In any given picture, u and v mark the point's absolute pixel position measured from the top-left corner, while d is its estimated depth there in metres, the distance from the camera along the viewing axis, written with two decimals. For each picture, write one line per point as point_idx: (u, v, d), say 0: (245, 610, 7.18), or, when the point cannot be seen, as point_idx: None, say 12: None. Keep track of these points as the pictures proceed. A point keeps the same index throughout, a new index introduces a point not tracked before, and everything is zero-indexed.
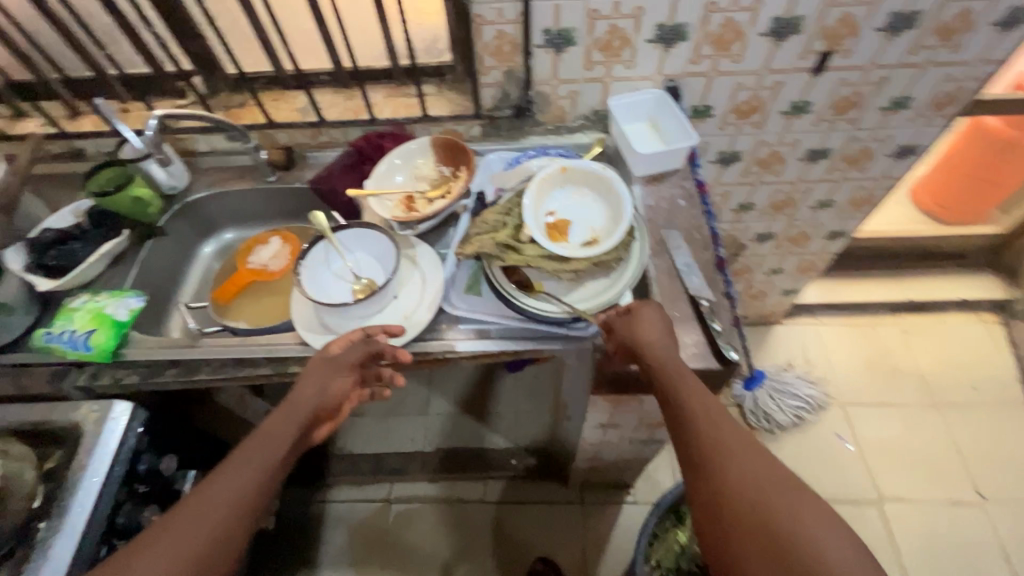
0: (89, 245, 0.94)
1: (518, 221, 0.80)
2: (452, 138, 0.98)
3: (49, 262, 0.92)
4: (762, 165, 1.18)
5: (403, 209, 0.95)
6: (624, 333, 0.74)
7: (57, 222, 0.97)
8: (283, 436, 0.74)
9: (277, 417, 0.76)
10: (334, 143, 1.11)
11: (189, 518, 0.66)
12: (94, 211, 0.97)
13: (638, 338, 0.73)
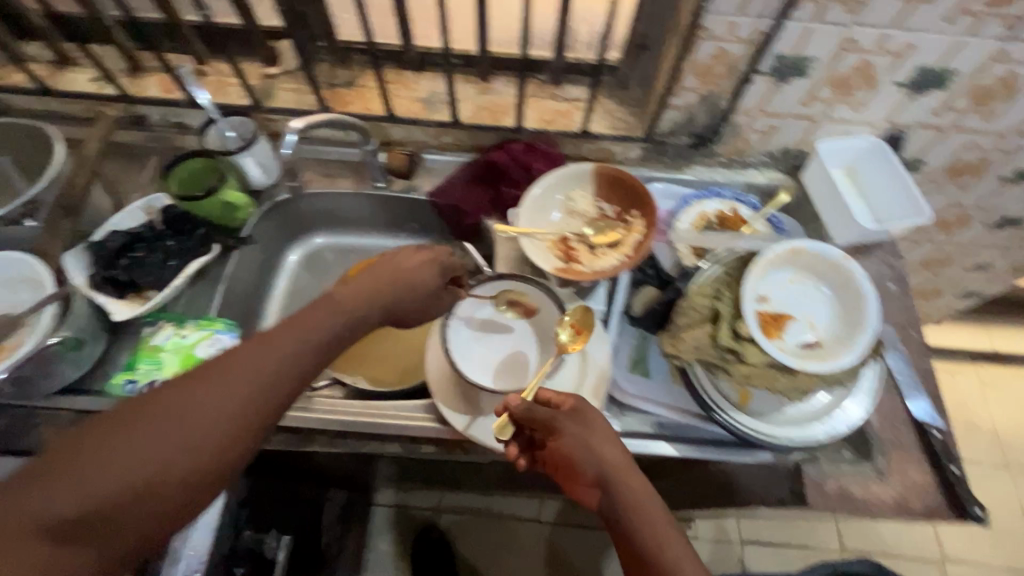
0: (171, 261, 0.75)
1: (735, 311, 0.64)
2: (621, 171, 0.79)
3: (120, 278, 0.72)
4: (941, 224, 1.02)
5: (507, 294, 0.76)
6: (569, 436, 0.60)
7: (125, 221, 0.77)
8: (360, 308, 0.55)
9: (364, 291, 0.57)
10: (457, 145, 0.90)
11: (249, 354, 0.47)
12: (174, 213, 0.77)
13: (587, 440, 0.59)
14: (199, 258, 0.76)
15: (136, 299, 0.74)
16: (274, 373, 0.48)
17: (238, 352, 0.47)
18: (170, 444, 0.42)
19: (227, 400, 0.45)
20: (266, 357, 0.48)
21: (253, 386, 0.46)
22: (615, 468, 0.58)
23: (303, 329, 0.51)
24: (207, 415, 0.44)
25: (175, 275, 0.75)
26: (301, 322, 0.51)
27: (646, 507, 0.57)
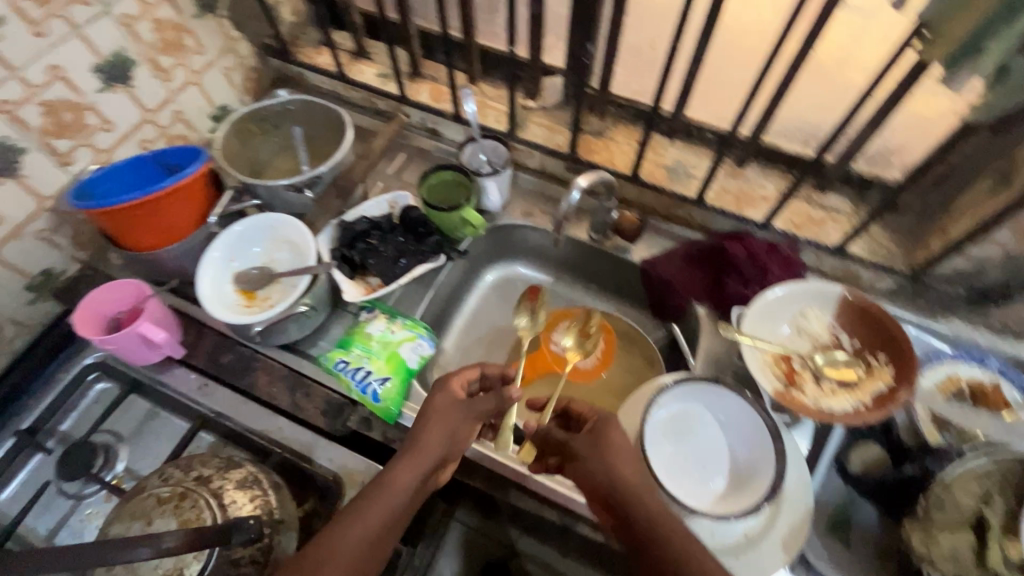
0: (400, 260, 0.79)
1: (1008, 530, 0.53)
2: (879, 308, 0.70)
3: (355, 260, 0.78)
4: None
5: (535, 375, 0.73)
6: (576, 446, 0.58)
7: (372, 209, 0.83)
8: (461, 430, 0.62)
9: (411, 454, 0.57)
10: (686, 220, 0.87)
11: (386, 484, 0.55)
12: (414, 214, 0.82)
13: (596, 456, 0.57)
14: (423, 262, 0.80)
15: (362, 282, 0.79)
16: (353, 570, 0.50)
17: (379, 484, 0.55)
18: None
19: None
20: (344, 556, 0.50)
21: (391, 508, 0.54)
22: (626, 487, 0.54)
23: (370, 519, 0.52)
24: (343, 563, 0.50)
25: (398, 271, 0.79)
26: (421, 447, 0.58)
27: (666, 530, 0.51)
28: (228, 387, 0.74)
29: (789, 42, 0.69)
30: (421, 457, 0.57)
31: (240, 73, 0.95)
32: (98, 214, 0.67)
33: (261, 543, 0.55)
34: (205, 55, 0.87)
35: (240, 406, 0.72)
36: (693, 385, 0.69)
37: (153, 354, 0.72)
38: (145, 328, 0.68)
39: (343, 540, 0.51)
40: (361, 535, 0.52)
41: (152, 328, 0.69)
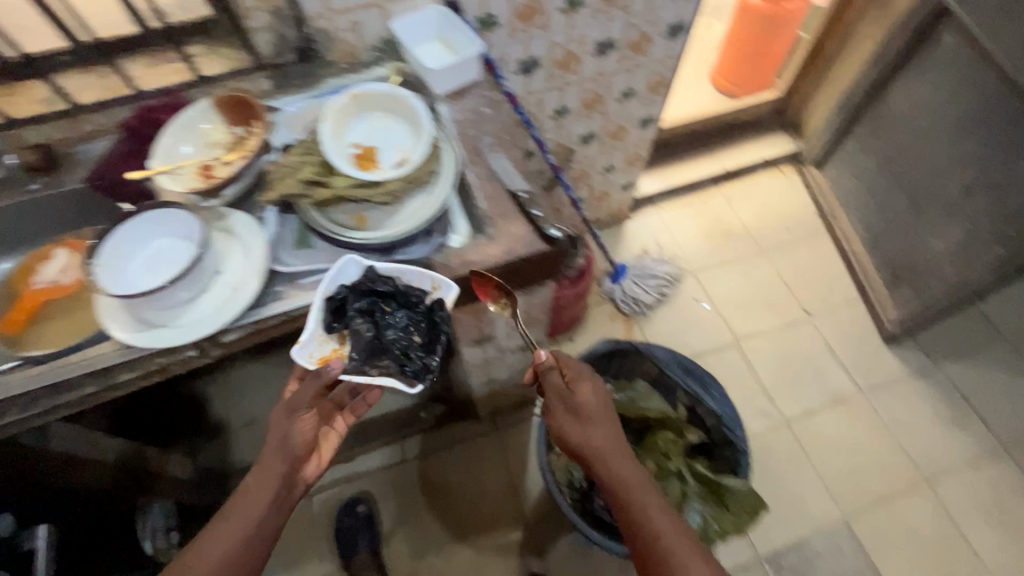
0: (371, 340, 0.80)
1: (323, 160, 0.78)
2: (237, 97, 0.90)
3: (340, 320, 0.80)
4: (560, 66, 1.25)
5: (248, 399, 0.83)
6: (559, 411, 0.85)
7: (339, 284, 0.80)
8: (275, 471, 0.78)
9: (258, 476, 0.77)
10: (97, 131, 0.96)
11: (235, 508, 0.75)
12: (443, 312, 0.81)
13: (595, 416, 0.82)
14: (399, 378, 0.79)
15: (334, 338, 0.81)
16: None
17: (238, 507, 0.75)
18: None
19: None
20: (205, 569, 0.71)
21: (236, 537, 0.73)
22: (595, 448, 0.80)
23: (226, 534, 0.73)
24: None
25: (372, 363, 0.79)
26: (255, 491, 0.76)
27: (628, 494, 0.75)
28: None
29: None
30: (267, 483, 0.77)
31: None
32: None
33: None
34: None
35: None
36: (127, 227, 0.80)
37: None
38: None
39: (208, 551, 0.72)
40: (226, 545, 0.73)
41: None
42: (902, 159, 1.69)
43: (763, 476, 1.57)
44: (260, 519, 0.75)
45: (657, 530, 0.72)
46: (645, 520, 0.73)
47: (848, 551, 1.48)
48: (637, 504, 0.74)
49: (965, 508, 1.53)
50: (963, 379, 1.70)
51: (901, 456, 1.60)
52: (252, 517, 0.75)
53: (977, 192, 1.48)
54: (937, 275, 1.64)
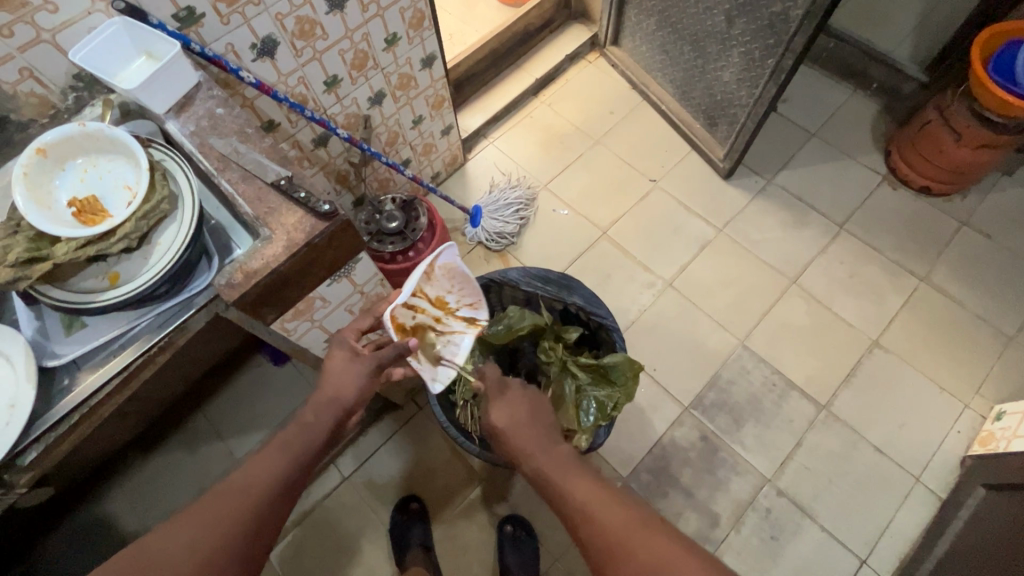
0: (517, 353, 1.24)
1: (36, 230, 0.70)
2: None
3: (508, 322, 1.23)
4: (302, 36, 1.17)
5: (466, 291, 1.04)
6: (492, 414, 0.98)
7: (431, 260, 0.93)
8: (321, 422, 0.87)
9: (307, 417, 0.87)
10: None
11: (280, 449, 0.83)
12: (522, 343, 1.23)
13: (507, 424, 0.93)
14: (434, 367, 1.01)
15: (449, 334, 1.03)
16: (251, 509, 0.76)
17: (285, 446, 0.83)
18: (235, 522, 0.74)
19: (216, 528, 0.73)
20: (247, 501, 0.76)
21: (280, 471, 0.80)
22: (510, 443, 0.92)
23: (268, 469, 0.80)
24: (248, 500, 0.76)
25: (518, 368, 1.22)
26: (306, 431, 0.85)
27: (548, 472, 0.86)
28: None
29: None
30: (312, 428, 0.86)
31: None
32: None
33: None
34: None
35: None
36: None
37: None
38: None
39: (246, 488, 0.77)
40: (262, 484, 0.78)
41: None
42: (675, 9, 1.78)
43: (665, 339, 1.70)
44: (310, 446, 0.84)
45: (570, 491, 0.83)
46: (562, 486, 0.84)
47: (751, 366, 1.65)
48: (555, 480, 0.85)
49: (828, 289, 1.74)
50: (793, 184, 1.89)
51: (767, 269, 1.78)
52: (307, 439, 0.85)
53: (737, 17, 1.59)
54: (736, 103, 1.77)
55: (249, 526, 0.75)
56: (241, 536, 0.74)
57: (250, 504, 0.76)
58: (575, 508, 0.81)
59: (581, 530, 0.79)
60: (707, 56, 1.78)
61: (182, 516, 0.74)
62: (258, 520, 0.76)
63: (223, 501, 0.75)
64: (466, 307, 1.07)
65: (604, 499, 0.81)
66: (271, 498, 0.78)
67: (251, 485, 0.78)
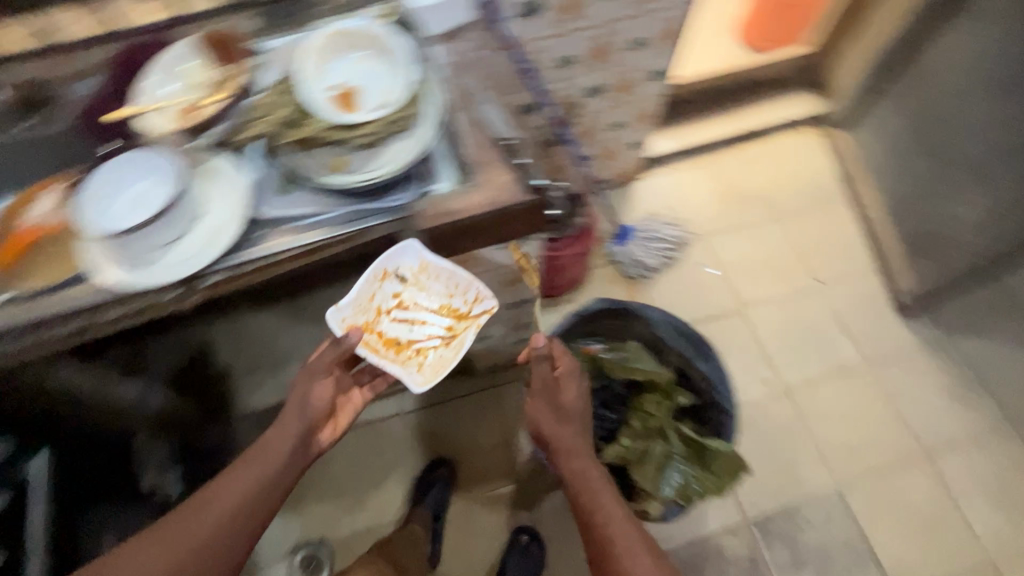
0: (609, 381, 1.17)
1: (304, 106, 0.78)
2: (224, 34, 0.88)
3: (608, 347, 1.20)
4: (565, 10, 1.18)
5: (462, 290, 0.93)
6: (540, 399, 0.97)
7: (399, 267, 0.86)
8: (291, 432, 0.91)
9: (276, 428, 0.91)
10: (81, 71, 0.93)
11: (258, 454, 0.89)
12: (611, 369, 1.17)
13: (552, 411, 0.95)
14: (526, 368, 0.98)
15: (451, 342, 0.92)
16: (237, 504, 0.84)
17: (266, 453, 0.89)
18: (217, 520, 0.83)
19: (214, 528, 0.82)
20: (230, 501, 0.84)
21: (261, 474, 0.87)
22: (555, 442, 0.94)
23: (252, 471, 0.87)
24: (230, 501, 0.84)
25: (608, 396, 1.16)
26: (280, 441, 0.90)
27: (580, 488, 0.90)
28: None
29: None
30: (286, 437, 0.90)
31: None
32: None
33: None
34: None
35: None
36: (107, 170, 0.81)
37: None
38: None
39: (231, 488, 0.86)
40: (250, 484, 0.86)
41: None
42: (936, 121, 1.59)
43: (758, 444, 1.57)
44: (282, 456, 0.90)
45: (606, 512, 0.86)
46: (603, 516, 0.86)
47: (838, 519, 1.49)
48: (596, 499, 0.88)
49: (966, 483, 1.51)
50: (977, 356, 1.64)
51: (903, 429, 1.58)
52: (273, 459, 0.88)
53: (1011, 158, 1.39)
54: (958, 244, 1.56)
55: (234, 523, 0.83)
56: (231, 531, 0.83)
57: (233, 503, 0.84)
58: (607, 540, 0.84)
59: (598, 561, 0.84)
60: (948, 183, 1.58)
61: (154, 530, 0.82)
62: (248, 514, 0.85)
63: (212, 497, 0.85)
64: (478, 305, 0.93)
65: (636, 532, 0.84)
66: (256, 496, 0.86)
67: (235, 483, 0.86)
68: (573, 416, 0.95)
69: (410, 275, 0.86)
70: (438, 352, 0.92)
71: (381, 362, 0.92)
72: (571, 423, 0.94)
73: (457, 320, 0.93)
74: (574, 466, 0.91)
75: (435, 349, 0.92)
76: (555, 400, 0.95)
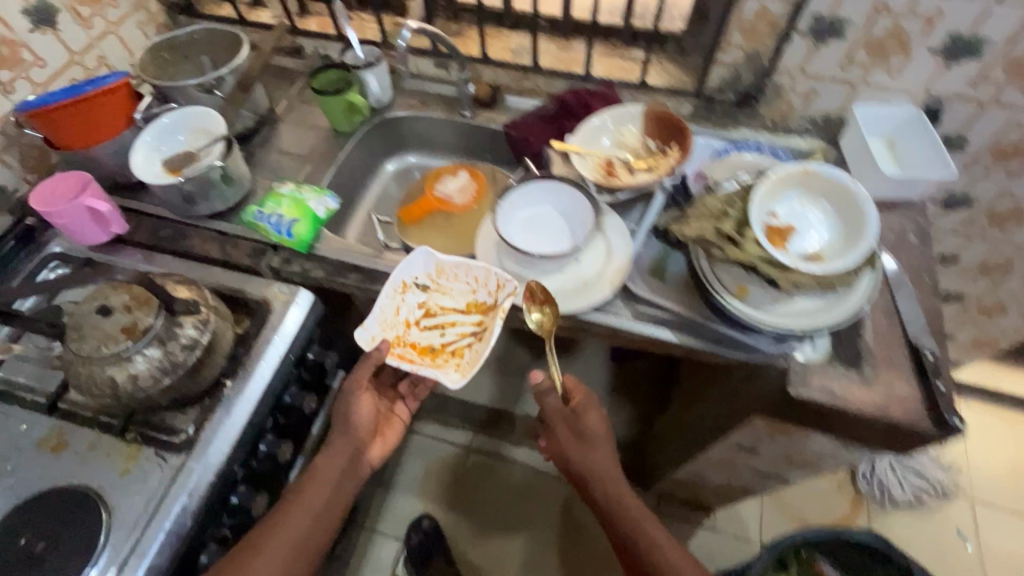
0: None
1: (745, 220, 0.74)
2: (670, 114, 0.92)
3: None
4: (992, 218, 1.03)
5: (485, 281, 0.85)
6: (560, 428, 0.91)
7: (417, 275, 0.87)
8: (346, 449, 0.85)
9: (334, 445, 0.85)
10: (534, 91, 1.08)
11: (323, 469, 0.82)
12: None
13: (575, 440, 0.90)
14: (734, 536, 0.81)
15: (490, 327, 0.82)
16: (314, 519, 0.78)
17: (326, 470, 0.82)
18: (300, 538, 0.76)
19: (287, 561, 0.73)
20: (308, 517, 0.78)
21: (330, 487, 0.81)
22: (582, 474, 0.90)
23: (323, 487, 0.81)
24: (310, 516, 0.78)
25: None
26: (333, 459, 0.83)
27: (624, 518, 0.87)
28: (171, 254, 0.90)
29: None
30: (349, 456, 0.84)
31: (152, 28, 1.14)
32: (40, 112, 0.81)
33: (201, 315, 0.72)
34: (119, 9, 1.06)
35: (177, 264, 0.89)
36: (526, 187, 0.90)
37: (100, 233, 0.88)
38: (99, 206, 0.85)
39: (304, 504, 0.78)
40: (323, 500, 0.80)
41: (96, 202, 0.85)
42: None
43: None
44: (343, 468, 0.84)
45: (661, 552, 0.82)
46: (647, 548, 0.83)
47: None
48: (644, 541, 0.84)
49: None
50: None
51: None
52: (340, 474, 0.83)
53: None
54: None
55: (311, 537, 0.77)
56: (313, 546, 0.77)
57: (308, 518, 0.78)
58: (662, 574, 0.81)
59: None
60: None
61: (223, 564, 0.72)
62: (324, 526, 0.79)
63: (287, 518, 0.77)
64: (500, 292, 0.83)
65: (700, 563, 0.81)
66: (327, 513, 0.80)
67: (305, 498, 0.79)
68: (604, 447, 0.90)
69: (426, 278, 0.87)
70: (481, 348, 0.81)
71: (416, 370, 0.80)
72: (604, 460, 0.89)
73: (484, 314, 0.85)
74: (615, 493, 0.88)
75: (471, 345, 0.83)
76: (572, 430, 0.90)
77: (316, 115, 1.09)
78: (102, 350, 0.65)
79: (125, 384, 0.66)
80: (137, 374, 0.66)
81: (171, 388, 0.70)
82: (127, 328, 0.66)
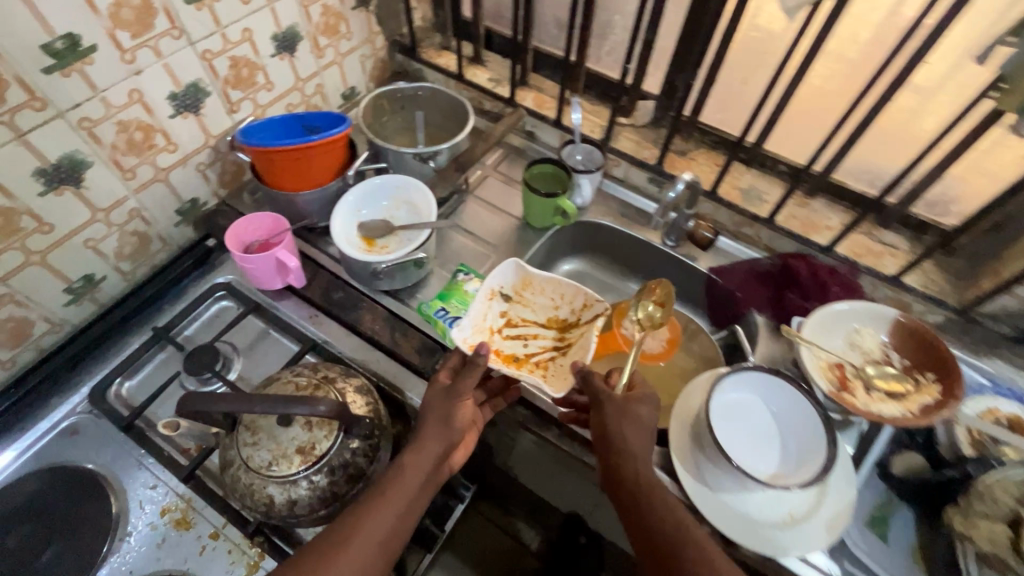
0: None
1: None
2: (932, 335, 0.76)
3: None
4: None
5: (570, 299, 0.82)
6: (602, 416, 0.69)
7: (502, 283, 0.82)
8: (432, 451, 0.63)
9: (415, 448, 0.63)
10: (752, 240, 0.96)
11: (400, 476, 0.60)
12: None
13: (617, 422, 0.67)
14: None
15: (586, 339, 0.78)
16: (381, 545, 0.57)
17: (402, 479, 0.60)
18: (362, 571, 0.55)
19: None
20: (373, 543, 0.56)
21: (405, 502, 0.60)
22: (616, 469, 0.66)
23: (393, 502, 0.59)
24: (373, 544, 0.56)
25: None
26: (415, 464, 0.61)
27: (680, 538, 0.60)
28: (337, 322, 0.84)
29: (865, 104, 0.80)
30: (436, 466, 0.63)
31: (371, 61, 1.10)
32: (267, 153, 0.77)
33: (373, 441, 0.63)
34: (351, 41, 1.02)
35: (343, 337, 0.83)
36: (741, 375, 0.77)
37: (278, 280, 0.83)
38: (288, 260, 0.79)
39: (371, 527, 0.57)
40: (388, 523, 0.58)
41: (287, 255, 0.79)
42: None
43: None
44: (423, 477, 0.62)
45: None
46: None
47: None
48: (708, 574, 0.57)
49: None
50: None
51: None
52: (420, 488, 0.61)
53: None
54: None
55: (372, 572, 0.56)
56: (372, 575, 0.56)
57: (375, 541, 0.57)
58: None
59: None
60: None
61: None
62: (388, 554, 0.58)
63: (349, 544, 0.56)
64: (591, 311, 0.80)
65: None
66: (393, 537, 0.58)
67: (371, 517, 0.57)
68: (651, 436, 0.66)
69: (509, 284, 0.82)
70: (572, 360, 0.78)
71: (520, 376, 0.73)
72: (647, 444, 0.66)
73: (569, 330, 0.82)
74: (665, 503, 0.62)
75: (556, 360, 0.80)
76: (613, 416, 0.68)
77: (510, 197, 1.02)
78: (272, 467, 0.58)
79: (283, 506, 0.59)
80: (297, 501, 0.59)
81: (322, 516, 0.62)
82: (303, 448, 0.59)
